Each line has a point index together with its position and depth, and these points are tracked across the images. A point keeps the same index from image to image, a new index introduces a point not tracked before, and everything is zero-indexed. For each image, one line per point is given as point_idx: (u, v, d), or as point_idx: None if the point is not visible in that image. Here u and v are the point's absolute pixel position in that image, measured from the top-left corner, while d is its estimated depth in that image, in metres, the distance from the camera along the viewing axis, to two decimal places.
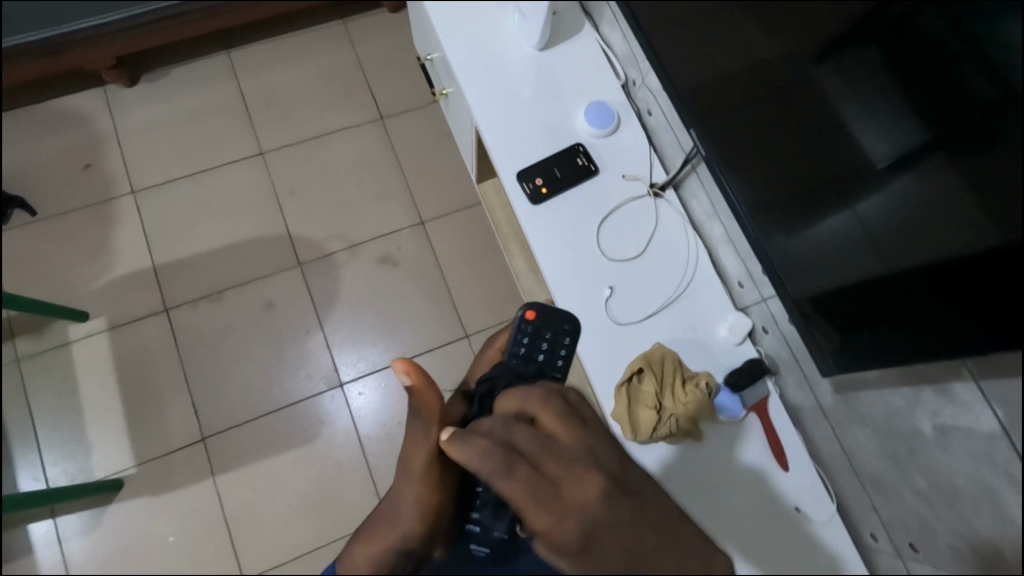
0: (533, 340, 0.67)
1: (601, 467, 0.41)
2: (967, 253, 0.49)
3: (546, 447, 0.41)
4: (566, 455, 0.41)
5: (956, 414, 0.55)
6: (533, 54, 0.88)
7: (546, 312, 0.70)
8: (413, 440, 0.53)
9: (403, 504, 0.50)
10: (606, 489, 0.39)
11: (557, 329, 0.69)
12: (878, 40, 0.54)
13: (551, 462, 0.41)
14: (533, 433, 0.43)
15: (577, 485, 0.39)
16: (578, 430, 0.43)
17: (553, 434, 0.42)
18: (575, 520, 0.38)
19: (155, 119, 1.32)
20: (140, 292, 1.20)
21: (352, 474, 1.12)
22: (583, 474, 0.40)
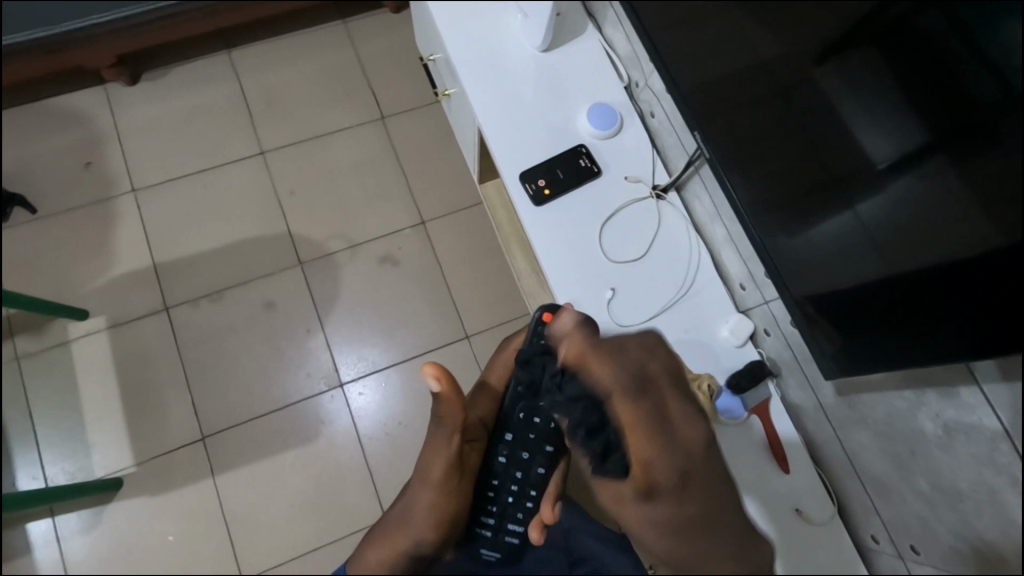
0: (547, 343, 0.68)
1: (696, 430, 0.45)
2: (970, 254, 0.49)
3: (647, 415, 0.44)
4: (664, 424, 0.45)
5: (961, 417, 0.55)
6: (535, 55, 0.88)
7: (560, 314, 0.70)
8: (433, 445, 0.58)
9: (421, 509, 0.51)
10: (703, 447, 0.44)
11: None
12: (879, 41, 0.54)
13: (649, 431, 0.44)
14: (626, 405, 0.45)
15: (683, 439, 0.44)
16: (676, 399, 0.47)
17: (657, 405, 0.46)
18: (670, 484, 0.42)
19: (156, 118, 1.32)
20: (139, 291, 1.20)
21: (352, 473, 1.09)
22: (684, 439, 0.44)
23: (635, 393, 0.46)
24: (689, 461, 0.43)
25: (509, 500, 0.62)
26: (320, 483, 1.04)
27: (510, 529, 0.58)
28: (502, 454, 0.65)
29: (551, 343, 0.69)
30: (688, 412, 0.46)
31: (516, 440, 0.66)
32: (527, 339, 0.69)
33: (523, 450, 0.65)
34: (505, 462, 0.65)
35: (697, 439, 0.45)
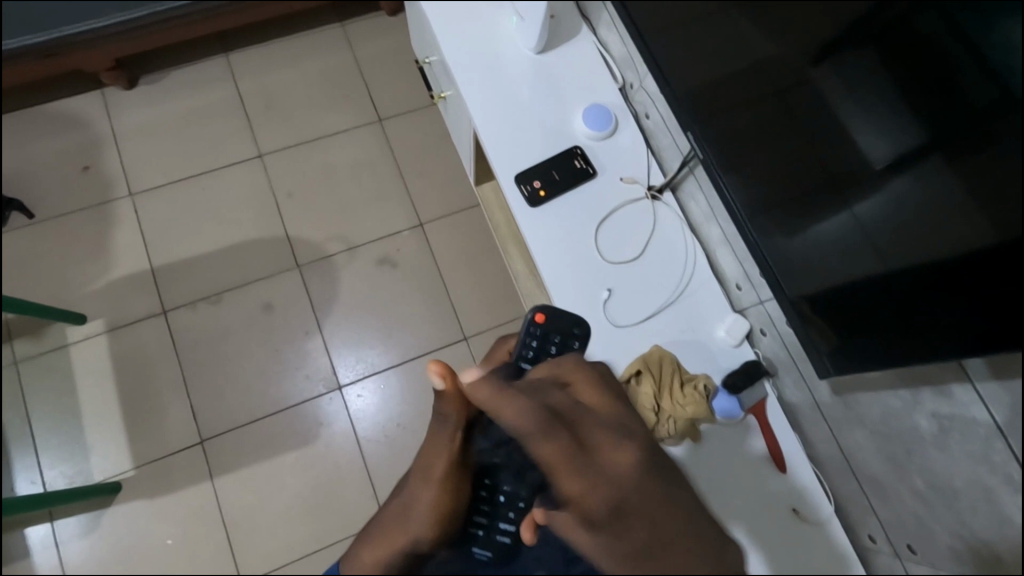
0: (543, 341, 0.66)
1: (624, 452, 0.41)
2: (964, 253, 0.50)
3: (564, 444, 0.41)
4: (583, 450, 0.41)
5: (955, 415, 0.55)
6: (530, 56, 0.89)
7: (556, 315, 0.69)
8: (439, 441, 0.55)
9: (421, 506, 0.52)
10: (634, 470, 0.40)
11: (567, 332, 0.69)
12: (875, 40, 0.54)
13: (566, 462, 0.40)
14: (544, 440, 0.42)
15: (606, 468, 0.40)
16: (593, 426, 0.43)
17: (572, 433, 0.42)
18: (602, 514, 0.38)
19: (155, 120, 1.32)
20: (138, 295, 1.21)
21: (351, 475, 1.04)
22: (610, 468, 0.39)
23: (550, 425, 0.42)
24: (621, 496, 0.38)
25: (501, 501, 0.59)
26: (318, 484, 1.03)
27: (501, 529, 0.59)
28: (496, 458, 0.56)
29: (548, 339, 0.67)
30: (611, 436, 0.42)
31: None
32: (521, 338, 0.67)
33: None
34: None
35: (629, 465, 0.40)
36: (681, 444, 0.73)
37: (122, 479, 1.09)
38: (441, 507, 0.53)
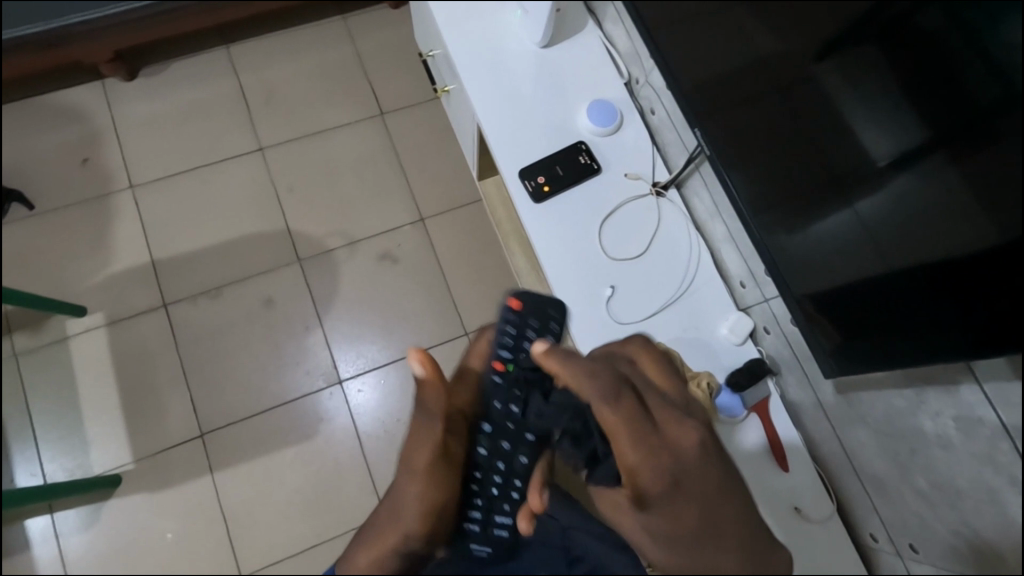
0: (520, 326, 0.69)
1: (690, 431, 0.43)
2: (968, 252, 0.49)
3: (634, 418, 0.43)
4: (651, 426, 0.43)
5: (961, 416, 0.55)
6: (535, 50, 0.88)
7: (533, 298, 0.73)
8: (418, 434, 0.51)
9: (410, 500, 0.49)
10: (696, 448, 0.43)
11: (543, 317, 0.71)
12: (878, 38, 0.54)
13: (632, 437, 0.43)
14: (612, 411, 0.44)
15: (670, 442, 0.43)
16: (663, 404, 0.45)
17: (640, 406, 0.45)
18: (659, 490, 0.42)
19: (155, 112, 1.31)
20: (137, 288, 1.19)
21: (350, 474, 1.08)
22: (672, 444, 0.43)
23: (622, 399, 0.45)
24: (680, 472, 0.42)
25: (494, 493, 0.58)
26: (319, 480, 1.06)
27: (499, 522, 0.57)
28: (484, 445, 0.58)
29: (524, 324, 0.69)
30: (676, 413, 0.44)
31: (496, 430, 0.59)
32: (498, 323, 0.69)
33: (505, 440, 0.59)
34: (487, 453, 0.58)
35: (693, 444, 0.43)
36: None
37: (121, 472, 1.09)
38: (433, 501, 0.50)
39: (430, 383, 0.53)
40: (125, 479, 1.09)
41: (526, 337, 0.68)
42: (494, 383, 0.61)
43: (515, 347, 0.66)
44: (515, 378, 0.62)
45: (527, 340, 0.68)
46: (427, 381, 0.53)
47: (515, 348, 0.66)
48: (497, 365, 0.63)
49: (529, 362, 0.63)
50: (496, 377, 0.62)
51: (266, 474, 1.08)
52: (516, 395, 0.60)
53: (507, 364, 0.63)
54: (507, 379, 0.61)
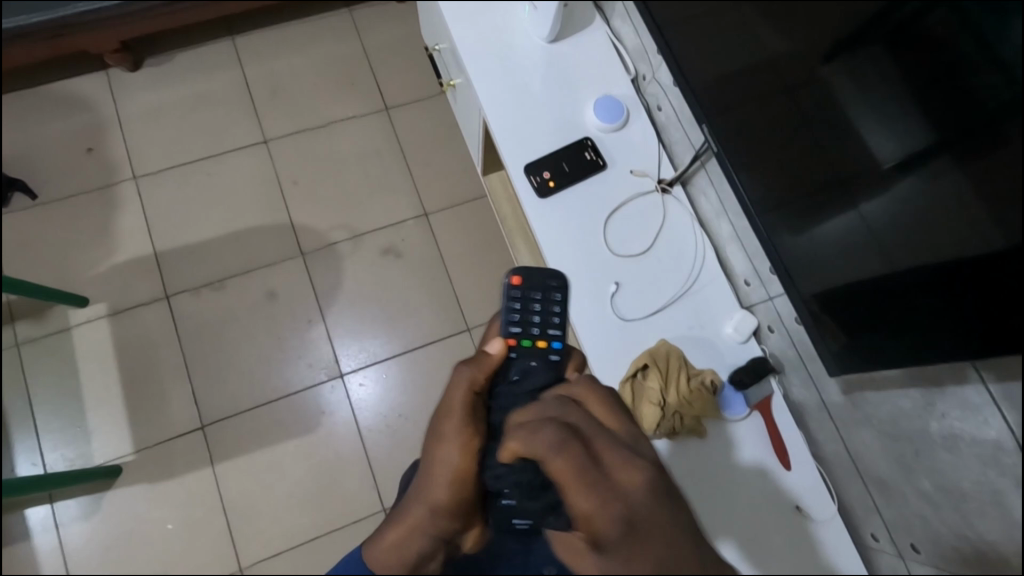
0: (525, 303, 0.67)
1: (639, 471, 0.39)
2: (974, 256, 0.49)
3: (579, 464, 0.40)
4: (600, 469, 0.40)
5: (965, 416, 0.55)
6: (542, 46, 0.88)
7: (532, 274, 0.70)
8: (446, 408, 0.53)
9: (438, 466, 0.50)
10: (650, 488, 0.38)
11: (545, 290, 0.69)
12: (884, 40, 0.53)
13: (581, 481, 0.39)
14: (555, 458, 0.40)
15: (623, 486, 0.39)
16: (610, 444, 0.41)
17: (587, 450, 0.41)
18: (612, 536, 0.37)
19: (161, 104, 1.32)
20: (140, 279, 1.21)
21: (351, 464, 1.13)
22: (623, 487, 0.39)
23: (566, 440, 0.41)
24: (632, 515, 0.37)
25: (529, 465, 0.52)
26: (319, 472, 1.13)
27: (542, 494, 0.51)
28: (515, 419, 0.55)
29: (528, 302, 0.67)
30: (625, 453, 0.40)
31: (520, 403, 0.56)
32: (504, 307, 0.67)
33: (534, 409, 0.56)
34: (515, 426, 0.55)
35: (642, 486, 0.38)
36: (687, 441, 0.73)
37: (122, 463, 1.10)
38: (463, 475, 0.50)
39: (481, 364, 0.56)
40: (125, 470, 1.10)
41: (534, 314, 0.66)
42: (511, 359, 0.61)
43: (525, 325, 0.65)
44: (529, 352, 0.62)
45: (534, 313, 0.66)
46: (476, 361, 0.56)
47: (525, 324, 0.65)
48: (509, 340, 0.63)
49: (539, 335, 0.64)
50: (513, 352, 0.62)
51: (269, 464, 1.12)
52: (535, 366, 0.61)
53: (519, 341, 0.63)
54: (523, 354, 0.62)
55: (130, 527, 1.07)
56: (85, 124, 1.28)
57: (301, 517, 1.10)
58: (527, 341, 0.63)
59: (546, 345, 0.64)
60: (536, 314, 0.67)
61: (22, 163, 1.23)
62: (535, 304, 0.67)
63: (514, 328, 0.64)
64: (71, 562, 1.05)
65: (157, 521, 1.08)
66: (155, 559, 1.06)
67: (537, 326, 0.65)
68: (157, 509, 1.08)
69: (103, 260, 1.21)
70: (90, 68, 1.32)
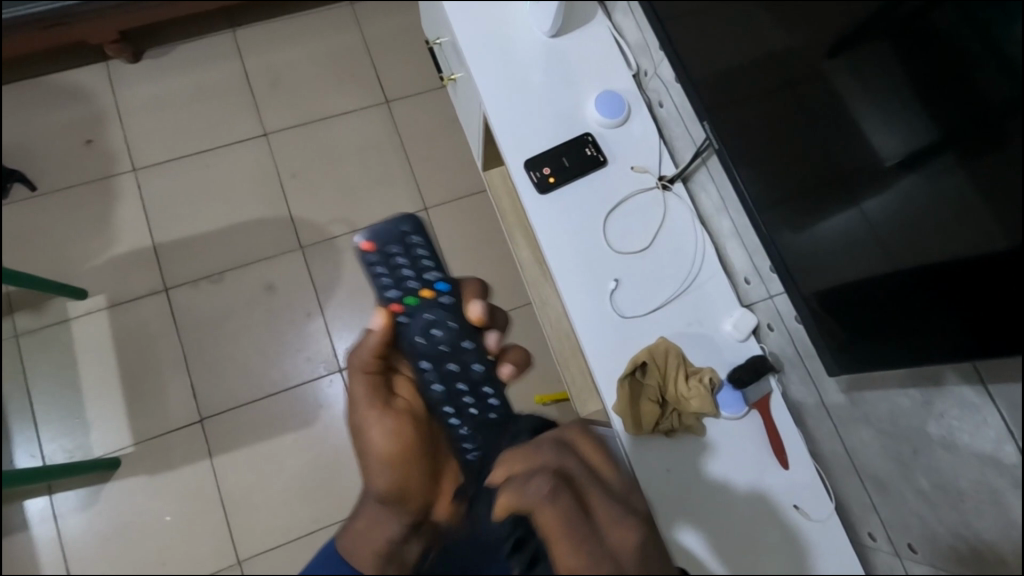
0: (389, 263, 0.60)
1: (632, 532, 0.36)
2: (974, 255, 0.49)
3: (568, 518, 0.36)
4: (590, 525, 0.36)
5: (964, 416, 0.55)
6: (544, 40, 0.87)
7: (382, 232, 0.61)
8: (352, 401, 0.56)
9: (373, 466, 0.52)
10: (643, 551, 0.35)
11: (400, 237, 0.61)
12: (888, 36, 0.52)
13: (569, 540, 0.35)
14: (546, 511, 0.37)
15: (613, 546, 0.35)
16: (603, 498, 0.38)
17: (579, 503, 0.37)
18: None
19: (160, 96, 1.31)
20: (139, 271, 1.21)
21: (350, 458, 1.14)
22: (612, 548, 0.35)
23: (558, 491, 0.37)
24: None
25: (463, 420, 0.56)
26: (317, 466, 1.13)
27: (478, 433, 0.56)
28: (436, 381, 0.57)
29: (391, 258, 0.60)
30: (617, 509, 0.37)
31: (434, 365, 0.57)
32: (370, 278, 0.60)
33: (448, 363, 0.57)
34: (443, 390, 0.57)
35: (634, 546, 0.35)
36: (686, 438, 0.73)
37: (121, 455, 1.11)
38: (390, 461, 0.52)
39: (364, 345, 0.55)
40: (123, 462, 1.10)
41: (404, 268, 0.60)
42: (403, 324, 0.57)
43: (401, 282, 0.59)
44: (418, 307, 0.58)
45: (407, 269, 0.60)
46: (360, 344, 0.56)
47: (399, 282, 0.59)
48: (392, 305, 0.58)
49: (419, 285, 0.59)
50: (401, 317, 0.57)
51: (267, 458, 1.12)
52: (432, 319, 0.58)
53: (403, 301, 0.58)
54: (413, 314, 0.58)
55: (129, 518, 1.08)
56: (84, 115, 1.28)
57: (298, 510, 1.10)
58: (411, 297, 0.59)
59: (432, 291, 0.59)
60: (407, 265, 0.61)
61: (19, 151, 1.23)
62: (402, 259, 0.60)
63: (392, 293, 0.59)
64: (70, 554, 1.05)
65: (157, 513, 1.08)
66: (155, 550, 1.07)
67: (413, 280, 0.60)
68: (156, 501, 1.09)
69: (102, 252, 1.21)
70: (89, 59, 1.32)
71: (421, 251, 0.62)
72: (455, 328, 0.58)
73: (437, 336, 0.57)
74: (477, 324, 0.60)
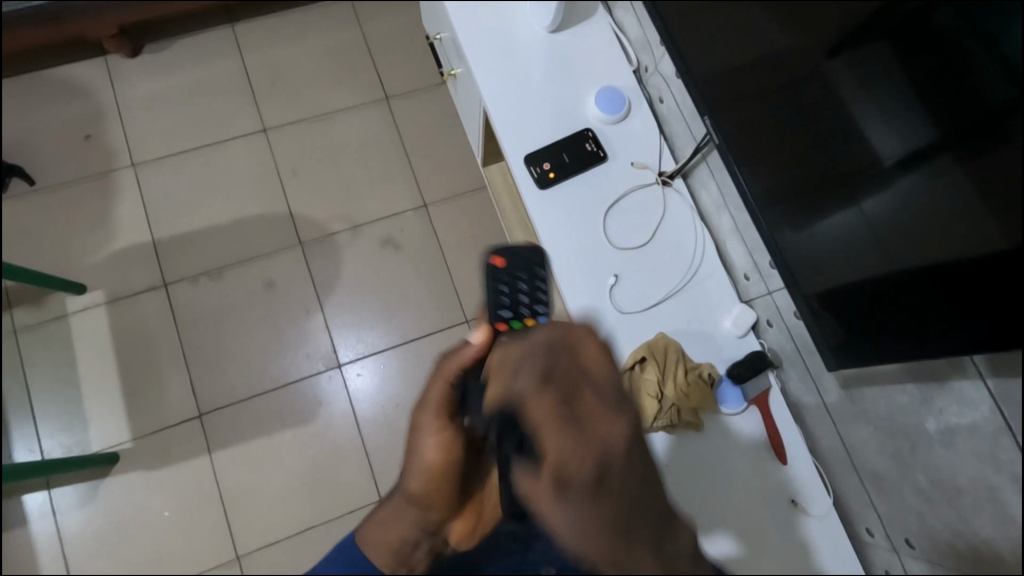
0: (512, 285, 0.60)
1: (621, 422, 0.35)
2: (972, 255, 0.49)
3: (555, 407, 0.35)
4: (575, 413, 0.35)
5: (962, 412, 0.55)
6: (544, 36, 0.87)
7: (514, 253, 0.62)
8: (424, 403, 0.54)
9: (422, 469, 0.53)
10: (627, 443, 0.34)
11: (530, 272, 0.61)
12: (889, 35, 0.52)
13: (554, 424, 0.34)
14: (535, 400, 0.36)
15: (597, 434, 0.34)
16: (594, 389, 0.36)
17: (565, 393, 0.36)
18: (581, 480, 0.32)
19: (159, 91, 1.31)
20: (138, 267, 1.20)
21: (348, 454, 1.14)
22: (596, 435, 0.34)
23: (546, 380, 0.36)
24: (607, 464, 0.33)
25: None
26: (316, 462, 1.13)
27: None
28: None
29: (516, 282, 0.60)
30: (606, 400, 0.36)
31: None
32: (490, 291, 0.59)
33: None
34: None
35: (621, 433, 0.34)
36: (684, 434, 0.73)
37: (120, 451, 1.11)
38: (435, 471, 0.53)
39: (460, 358, 0.52)
40: (122, 458, 1.10)
41: (522, 293, 0.59)
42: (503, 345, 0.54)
43: (515, 306, 0.58)
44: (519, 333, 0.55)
45: (523, 299, 0.59)
46: (455, 354, 0.53)
47: (515, 307, 0.58)
48: (497, 323, 0.56)
49: (529, 315, 0.57)
50: None
51: (266, 454, 1.12)
52: None
53: (510, 324, 0.56)
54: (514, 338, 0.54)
55: (127, 514, 1.08)
56: (84, 111, 1.28)
57: (295, 508, 1.10)
58: (517, 323, 0.56)
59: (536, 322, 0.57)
60: (525, 293, 0.60)
61: (18, 147, 1.24)
62: (521, 285, 0.60)
63: (502, 312, 0.57)
64: (67, 550, 1.05)
65: (155, 509, 1.08)
66: (152, 546, 1.07)
67: (525, 307, 0.58)
68: (155, 497, 1.09)
69: (101, 248, 1.21)
70: (90, 53, 1.31)
71: (539, 284, 0.61)
72: None
73: None
74: None
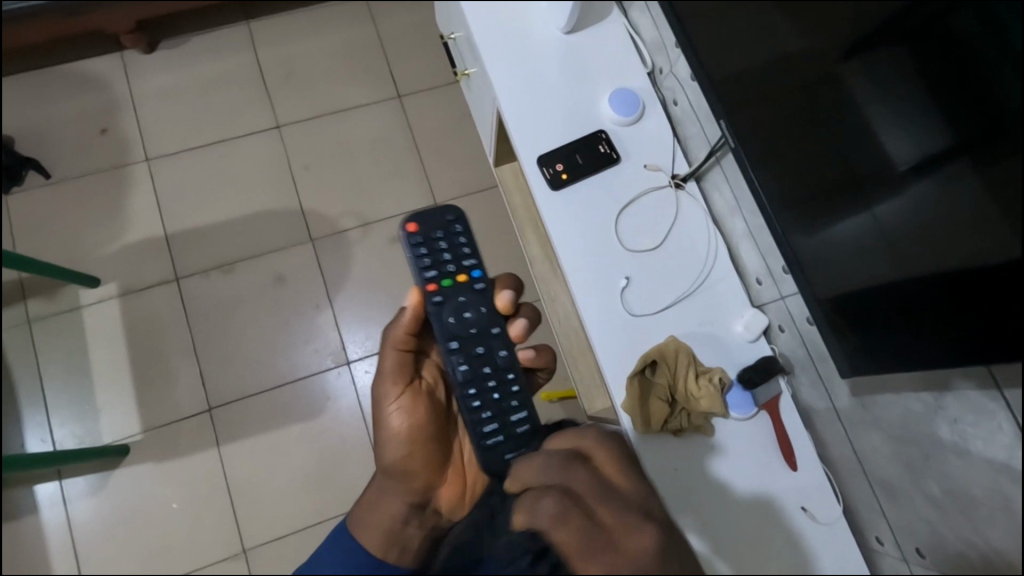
0: (431, 247, 0.67)
1: (642, 534, 0.40)
2: (989, 261, 0.48)
3: (582, 529, 0.40)
4: (598, 528, 0.41)
5: (978, 421, 0.55)
6: (560, 36, 0.87)
7: (426, 218, 0.68)
8: (382, 374, 0.67)
9: (394, 435, 0.65)
10: (655, 553, 0.39)
11: (445, 229, 0.69)
12: (905, 41, 0.54)
13: (583, 546, 0.39)
14: (559, 528, 0.41)
15: (625, 547, 0.39)
16: (611, 502, 0.42)
17: (586, 510, 0.42)
18: None
19: (174, 85, 1.32)
20: (151, 260, 1.21)
21: (355, 450, 1.14)
22: (625, 548, 0.39)
23: (567, 499, 0.43)
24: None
25: (495, 397, 0.63)
26: (322, 458, 1.13)
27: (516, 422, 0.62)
28: (463, 361, 0.63)
29: (435, 243, 0.68)
30: (624, 513, 0.41)
31: (462, 346, 0.64)
32: (411, 259, 0.67)
33: (476, 346, 0.64)
34: (467, 368, 0.63)
35: (646, 547, 0.39)
36: (695, 438, 0.73)
37: (130, 442, 1.12)
38: (404, 435, 0.65)
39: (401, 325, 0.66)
40: (132, 449, 1.11)
41: (443, 253, 0.67)
42: (434, 305, 0.64)
43: (439, 266, 0.67)
44: (452, 290, 0.66)
45: (444, 256, 0.67)
46: (396, 324, 0.67)
47: (438, 266, 0.67)
48: (429, 286, 0.65)
49: (457, 271, 0.67)
50: (435, 297, 0.65)
51: (273, 448, 1.13)
52: (465, 302, 0.65)
53: (439, 283, 0.66)
54: (445, 296, 0.65)
55: (135, 505, 1.09)
56: (100, 104, 1.29)
57: (300, 502, 1.11)
58: (445, 281, 0.66)
59: (468, 277, 0.67)
60: (446, 252, 0.68)
61: (35, 139, 1.25)
62: (441, 247, 0.68)
63: (429, 273, 0.66)
64: (77, 538, 1.06)
65: (163, 501, 1.09)
66: (159, 537, 1.08)
67: (449, 265, 0.67)
68: (164, 489, 1.10)
69: (114, 241, 1.22)
70: (107, 46, 1.32)
71: (460, 241, 0.69)
72: (485, 313, 0.66)
73: (468, 318, 0.65)
74: (504, 311, 0.67)
